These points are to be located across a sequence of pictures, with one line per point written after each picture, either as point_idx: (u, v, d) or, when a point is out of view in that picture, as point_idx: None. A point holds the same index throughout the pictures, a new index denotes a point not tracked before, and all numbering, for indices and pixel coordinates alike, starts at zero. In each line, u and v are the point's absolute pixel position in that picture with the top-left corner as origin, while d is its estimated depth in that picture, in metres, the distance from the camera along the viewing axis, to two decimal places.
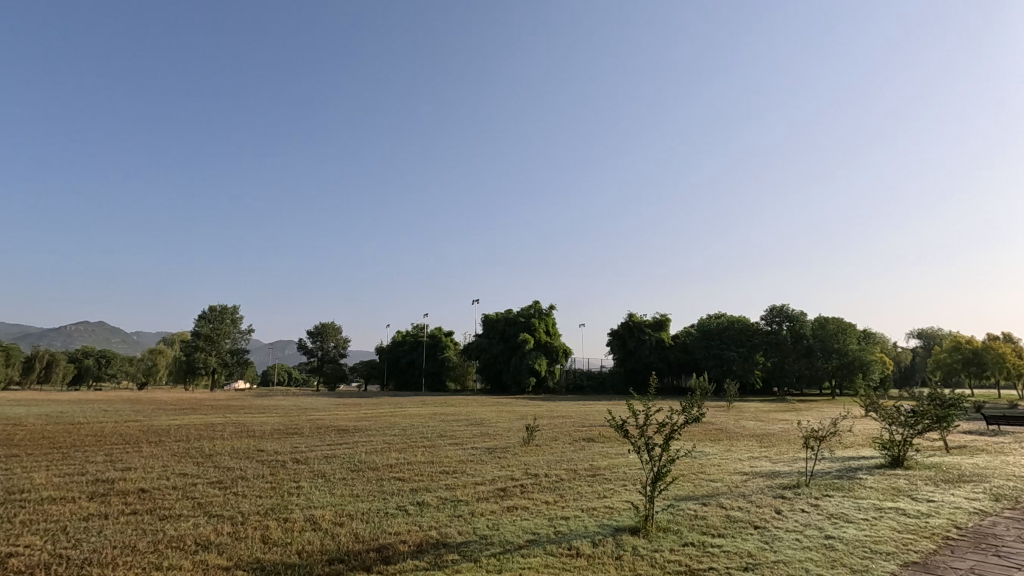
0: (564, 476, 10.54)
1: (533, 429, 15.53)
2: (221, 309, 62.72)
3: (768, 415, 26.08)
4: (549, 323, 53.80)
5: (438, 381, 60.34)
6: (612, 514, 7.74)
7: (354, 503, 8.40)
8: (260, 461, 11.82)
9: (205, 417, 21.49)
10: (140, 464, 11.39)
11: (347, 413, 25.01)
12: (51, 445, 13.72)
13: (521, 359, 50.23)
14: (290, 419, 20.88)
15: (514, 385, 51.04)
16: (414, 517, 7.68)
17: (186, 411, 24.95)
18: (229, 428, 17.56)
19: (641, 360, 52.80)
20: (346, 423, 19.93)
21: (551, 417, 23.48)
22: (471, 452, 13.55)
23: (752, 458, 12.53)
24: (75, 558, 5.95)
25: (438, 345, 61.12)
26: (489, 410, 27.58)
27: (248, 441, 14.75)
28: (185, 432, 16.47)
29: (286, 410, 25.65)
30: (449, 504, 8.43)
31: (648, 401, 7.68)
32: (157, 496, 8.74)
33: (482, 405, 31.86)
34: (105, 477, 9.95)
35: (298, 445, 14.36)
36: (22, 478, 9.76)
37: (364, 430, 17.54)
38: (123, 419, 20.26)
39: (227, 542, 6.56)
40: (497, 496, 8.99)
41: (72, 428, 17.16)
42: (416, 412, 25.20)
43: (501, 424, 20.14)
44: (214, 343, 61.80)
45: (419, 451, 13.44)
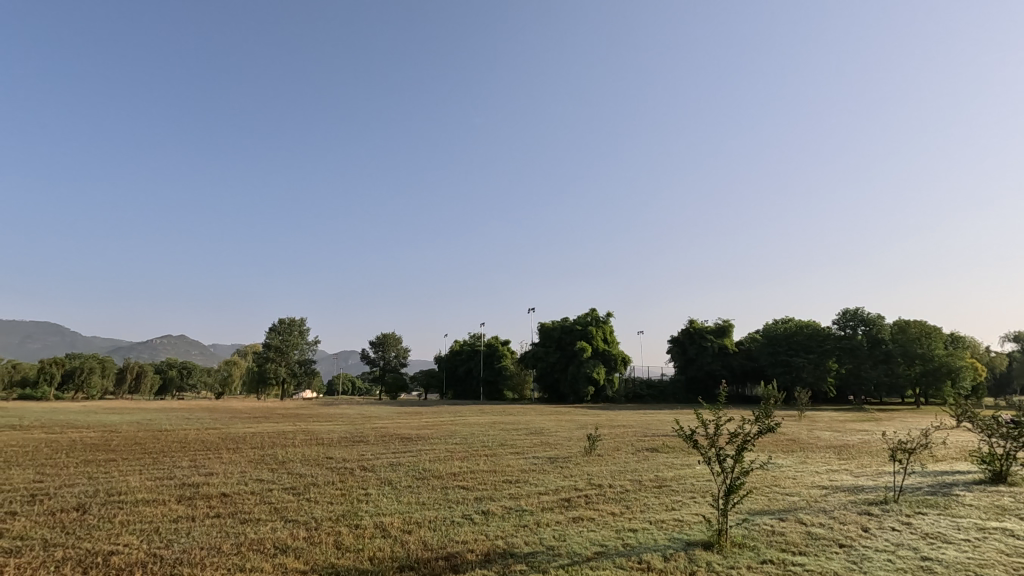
0: (630, 487, 10.28)
1: (595, 438, 15.28)
2: (290, 322, 65.72)
3: (846, 425, 24.48)
4: (606, 331, 53.15)
5: (496, 390, 60.67)
6: (683, 528, 7.47)
7: (420, 511, 8.52)
8: (330, 468, 12.24)
9: (276, 425, 22.48)
10: (221, 469, 12.07)
11: (409, 422, 25.55)
12: (142, 450, 14.80)
13: (579, 367, 49.73)
14: (355, 427, 21.56)
15: (572, 394, 50.52)
16: (481, 526, 7.72)
17: (259, 419, 26.19)
18: (300, 435, 18.36)
19: (702, 368, 50.99)
20: (408, 431, 20.35)
21: (612, 427, 23.06)
22: (533, 461, 13.49)
23: (831, 471, 11.80)
24: (168, 558, 6.34)
25: (495, 354, 61.57)
26: (548, 419, 27.45)
27: (318, 449, 15.33)
28: (260, 439, 17.34)
29: (351, 419, 26.50)
30: (514, 513, 8.41)
31: (718, 409, 7.29)
32: (237, 500, 9.21)
33: (541, 414, 31.81)
34: (191, 482, 10.58)
35: (365, 452, 14.79)
36: (120, 480, 10.58)
37: (426, 439, 17.82)
38: (205, 427, 21.65)
39: (303, 546, 6.81)
40: (562, 506, 8.89)
41: (160, 434, 18.42)
42: (476, 422, 25.40)
43: (562, 434, 19.94)
44: (283, 354, 64.69)
45: (482, 460, 13.54)
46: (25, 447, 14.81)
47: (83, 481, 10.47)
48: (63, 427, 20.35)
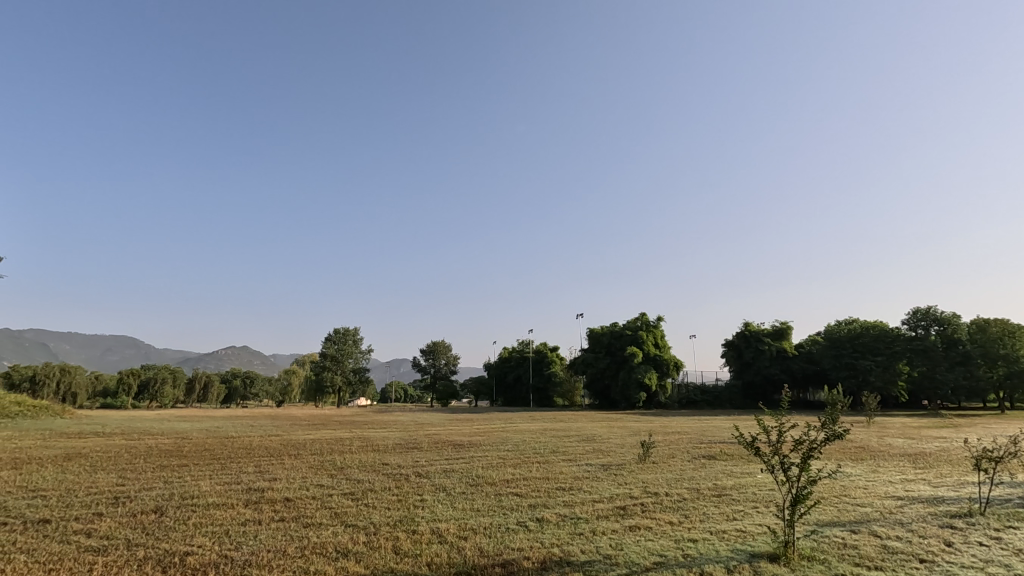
0: (687, 495, 9.99)
1: (650, 445, 14.95)
2: (345, 332, 67.71)
3: (921, 432, 22.95)
4: (657, 335, 52.15)
5: (546, 397, 60.43)
6: (746, 539, 7.19)
7: (475, 517, 8.57)
8: (386, 474, 12.50)
9: (334, 432, 23.21)
10: (284, 475, 12.53)
11: (461, 428, 25.83)
12: (211, 456, 15.61)
13: (630, 373, 48.88)
14: (409, 434, 21.94)
15: (623, 400, 49.66)
16: (536, 533, 7.67)
17: (318, 426, 27.11)
18: (357, 442, 18.88)
19: (760, 372, 49.12)
20: (461, 438, 20.56)
21: (666, 433, 22.56)
22: (586, 468, 13.32)
23: (906, 481, 11.06)
24: (238, 560, 6.62)
25: (544, 361, 61.45)
26: (600, 426, 27.10)
27: (374, 455, 15.71)
28: (320, 446, 17.95)
29: (404, 426, 27.02)
30: (569, 521, 8.32)
31: (782, 415, 6.97)
32: (299, 505, 9.53)
33: (592, 420, 31.44)
34: (256, 486, 11.05)
35: (419, 459, 15.04)
36: (192, 485, 11.16)
37: (478, 445, 17.96)
38: (268, 434, 22.61)
39: (363, 550, 6.97)
40: (617, 514, 8.72)
41: (227, 441, 19.36)
42: (527, 428, 25.40)
43: (615, 440, 19.62)
44: (339, 363, 66.76)
45: (535, 467, 13.49)
46: (107, 452, 15.88)
47: (160, 484, 11.13)
48: (141, 434, 21.70)
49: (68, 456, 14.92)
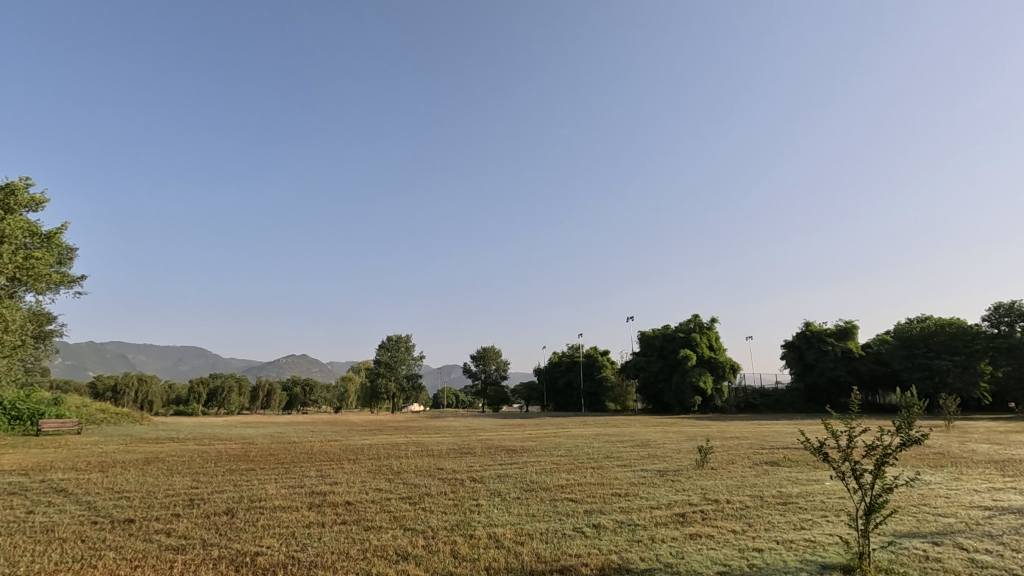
0: (750, 503, 9.60)
1: (707, 450, 14.50)
2: (397, 339, 69.24)
3: (1008, 437, 21.24)
4: (712, 338, 50.69)
5: (597, 402, 59.75)
6: (816, 549, 6.85)
7: (531, 523, 8.54)
8: (441, 479, 12.66)
9: (390, 437, 23.73)
10: (344, 479, 12.92)
11: (513, 434, 25.85)
12: (277, 460, 16.27)
13: (684, 376, 47.65)
14: (462, 439, 22.14)
15: (678, 405, 48.41)
16: (593, 540, 7.57)
17: (374, 432, 27.81)
18: (412, 447, 19.24)
19: (823, 374, 46.85)
20: (513, 443, 20.62)
21: (725, 438, 21.82)
22: (641, 474, 13.05)
23: (993, 490, 10.24)
24: (305, 561, 6.87)
25: (595, 365, 60.86)
26: (654, 431, 26.48)
27: (429, 460, 15.95)
28: (377, 451, 18.40)
29: (457, 431, 27.29)
30: (626, 527, 8.18)
31: (853, 419, 6.61)
32: (360, 508, 9.80)
33: (646, 426, 30.81)
34: (320, 490, 11.45)
35: (473, 464, 15.15)
36: (259, 488, 11.69)
37: (531, 451, 17.96)
38: (327, 439, 23.39)
39: (423, 554, 7.08)
40: (677, 521, 8.50)
41: (290, 446, 20.14)
42: (580, 434, 25.15)
43: (671, 446, 19.12)
44: (392, 369, 68.34)
45: (589, 473, 13.34)
46: (182, 457, 16.83)
47: (230, 488, 11.70)
48: (211, 440, 22.89)
49: (148, 460, 15.95)
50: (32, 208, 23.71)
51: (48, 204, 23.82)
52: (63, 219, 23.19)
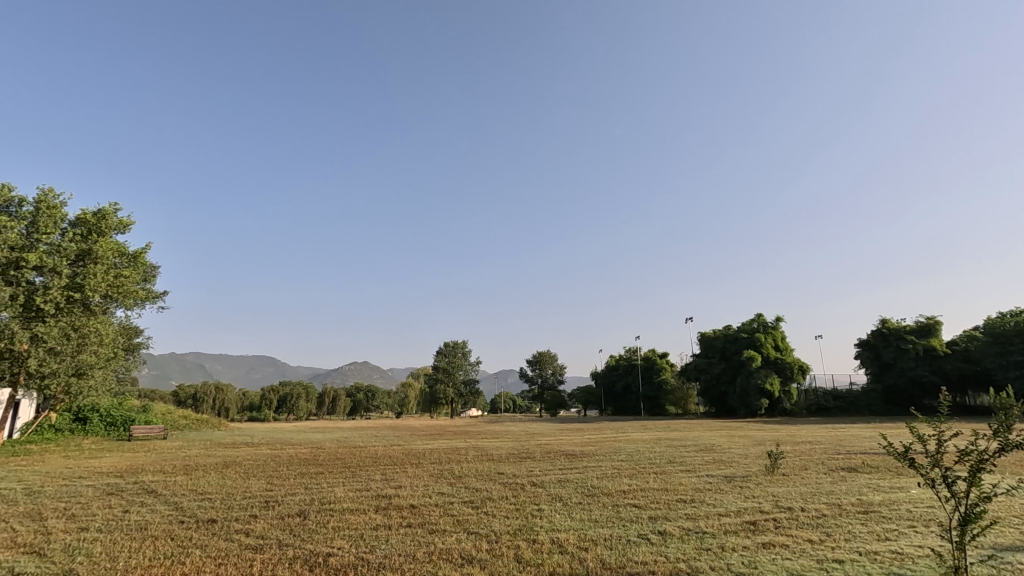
0: (827, 511, 9.07)
1: (777, 456, 13.86)
2: (454, 345, 70.35)
3: None
4: (777, 337, 48.53)
5: (657, 405, 58.42)
6: (904, 562, 6.40)
7: (595, 528, 8.44)
8: (502, 484, 12.72)
9: (450, 442, 24.07)
10: (408, 483, 13.21)
11: (572, 438, 25.64)
12: (343, 464, 16.89)
13: (748, 378, 45.85)
14: (521, 444, 22.14)
15: (743, 408, 46.56)
16: (659, 547, 7.39)
17: (435, 436, 28.34)
18: (472, 452, 19.45)
19: (903, 374, 43.88)
20: (572, 447, 20.46)
21: (796, 443, 20.78)
22: (707, 480, 12.62)
23: None
24: (374, 562, 7.08)
25: (653, 368, 59.58)
26: (719, 435, 25.57)
27: (489, 465, 16.09)
28: (438, 455, 18.73)
29: (516, 436, 27.37)
30: (694, 535, 7.93)
31: (943, 424, 6.11)
32: (424, 512, 9.99)
33: (710, 430, 29.82)
34: (385, 493, 11.78)
35: (533, 468, 15.15)
36: (329, 491, 12.16)
37: (591, 455, 17.76)
38: (390, 444, 24.02)
39: (487, 558, 7.12)
40: (748, 530, 8.15)
41: (355, 451, 20.82)
42: (641, 438, 24.61)
43: (738, 451, 18.39)
44: (450, 375, 69.42)
45: (651, 478, 13.04)
46: (257, 461, 17.76)
47: (302, 490, 12.21)
48: (283, 444, 23.99)
49: (227, 464, 16.93)
50: (120, 231, 25.75)
51: (133, 226, 25.79)
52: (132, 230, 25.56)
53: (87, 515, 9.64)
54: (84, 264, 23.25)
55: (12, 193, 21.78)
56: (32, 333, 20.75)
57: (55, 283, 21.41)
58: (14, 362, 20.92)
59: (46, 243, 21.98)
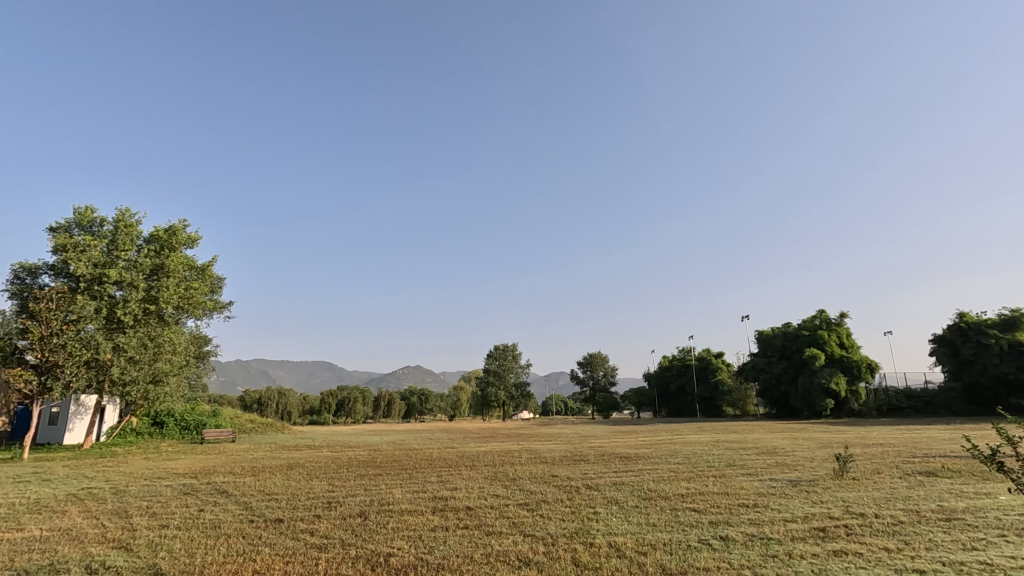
0: (905, 518, 8.53)
1: (846, 458, 13.13)
2: (504, 347, 70.60)
3: None
4: (843, 335, 46.22)
5: (714, 407, 56.71)
6: None
7: (653, 532, 8.28)
8: (557, 486, 12.65)
9: (504, 444, 24.18)
10: (464, 485, 13.36)
11: (627, 440, 25.18)
12: (400, 466, 17.28)
13: (812, 378, 43.81)
14: (574, 446, 22.01)
15: (806, 409, 44.49)
16: (722, 553, 7.15)
17: (488, 439, 28.49)
18: (526, 454, 19.46)
19: (986, 371, 40.78)
20: (627, 450, 20.16)
21: (867, 445, 19.65)
22: (770, 484, 12.10)
23: None
24: (433, 563, 7.20)
25: (709, 368, 57.91)
26: (782, 437, 24.48)
27: (543, 467, 16.09)
28: (492, 457, 18.89)
29: (569, 438, 27.13)
30: (759, 541, 7.63)
31: None
32: (480, 514, 10.08)
33: (771, 432, 28.71)
34: (441, 495, 11.95)
35: (587, 471, 15.01)
36: (388, 492, 12.48)
37: (646, 458, 17.42)
38: (444, 446, 24.34)
39: (545, 561, 7.11)
40: (817, 536, 7.77)
41: (411, 452, 21.27)
42: (698, 440, 23.89)
43: (802, 453, 17.60)
44: (501, 378, 69.86)
45: (711, 482, 12.65)
46: (320, 463, 18.46)
47: (361, 492, 12.57)
48: (342, 447, 24.74)
49: (292, 466, 17.65)
50: (189, 245, 27.40)
51: (201, 241, 27.43)
52: (196, 240, 27.23)
53: (167, 513, 10.26)
54: (158, 277, 24.89)
55: (94, 214, 23.57)
56: (114, 343, 22.34)
57: (133, 296, 23.11)
58: (99, 370, 22.10)
59: (125, 259, 23.65)
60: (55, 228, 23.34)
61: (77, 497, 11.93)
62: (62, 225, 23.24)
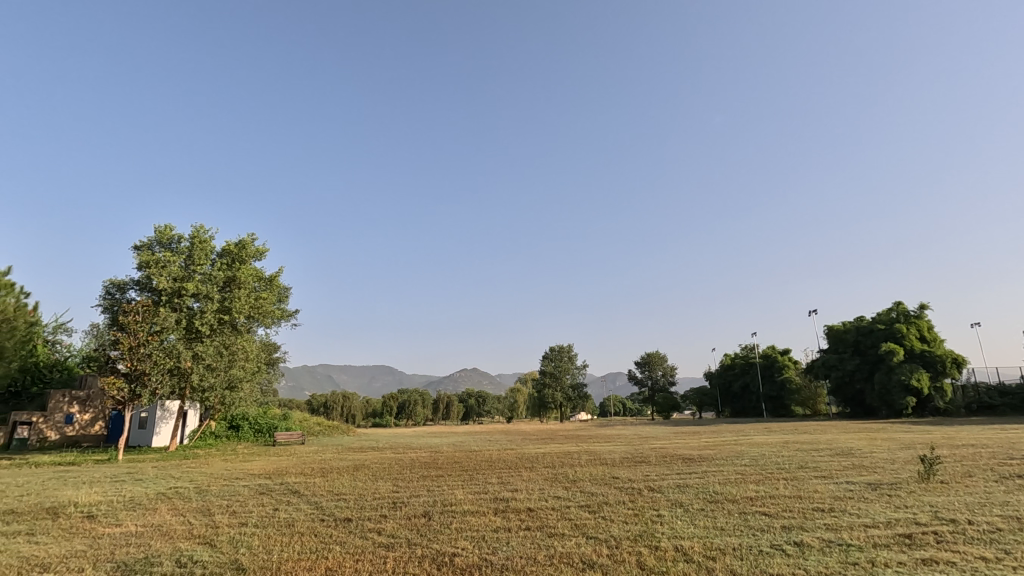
0: (1002, 525, 7.86)
1: (931, 460, 12.26)
2: (560, 348, 70.31)
3: None
4: (923, 327, 43.25)
5: (781, 406, 54.24)
6: None
7: (721, 536, 8.01)
8: (619, 488, 12.46)
9: (563, 446, 24.14)
10: (524, 486, 13.39)
11: (689, 441, 24.55)
12: (461, 467, 17.56)
13: (889, 375, 41.16)
14: (634, 448, 21.69)
15: (885, 408, 41.82)
16: (798, 559, 6.82)
17: (547, 440, 28.56)
18: (585, 456, 19.33)
19: None
20: (690, 452, 19.64)
21: (953, 446, 18.31)
22: (847, 487, 11.44)
23: None
24: (497, 563, 7.25)
25: (775, 366, 55.52)
26: (859, 438, 23.14)
27: (604, 469, 15.90)
28: (552, 459, 18.87)
29: (628, 439, 26.82)
30: (837, 548, 7.22)
31: None
32: (542, 515, 10.09)
33: (845, 432, 27.23)
34: (502, 496, 12.04)
35: (649, 473, 14.72)
36: (450, 493, 12.69)
37: (710, 460, 16.89)
38: (503, 447, 24.58)
39: (609, 563, 7.02)
40: (902, 544, 7.27)
41: (470, 454, 21.56)
42: (765, 441, 22.98)
43: (881, 454, 16.60)
44: (557, 379, 69.62)
45: (782, 485, 12.09)
46: (384, 464, 19.03)
47: (425, 492, 12.85)
48: (404, 448, 25.44)
49: (358, 467, 18.31)
50: (258, 257, 28.86)
51: (268, 253, 28.87)
52: (264, 253, 28.70)
53: (245, 512, 10.86)
54: (230, 289, 26.43)
55: (173, 232, 25.27)
56: (193, 352, 23.83)
57: (208, 307, 24.61)
58: (181, 378, 23.58)
59: (200, 272, 25.26)
60: (139, 246, 25.17)
61: (166, 495, 12.83)
62: (145, 243, 25.05)
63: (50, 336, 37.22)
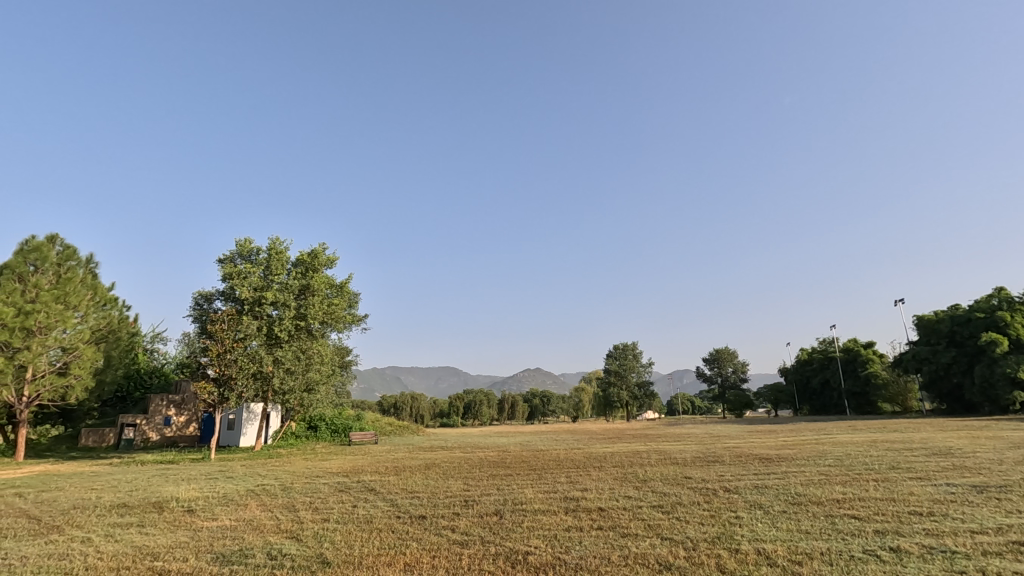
0: None
1: None
2: (624, 347, 69.22)
3: None
4: None
5: (866, 403, 50.92)
6: None
7: (807, 540, 7.60)
8: (692, 488, 12.08)
9: (631, 445, 23.75)
10: (594, 486, 13.24)
11: (766, 440, 23.50)
12: (529, 466, 17.62)
13: (991, 368, 37.65)
14: (706, 446, 21.02)
15: (988, 403, 38.26)
16: (895, 567, 6.35)
17: (614, 439, 28.24)
18: (655, 455, 18.91)
19: None
20: (766, 451, 18.77)
21: None
22: (948, 490, 10.54)
23: None
24: (570, 562, 7.24)
25: (857, 360, 52.23)
26: (958, 437, 21.35)
27: (675, 468, 15.48)
28: (620, 458, 18.59)
29: (700, 439, 25.99)
30: (939, 554, 6.68)
31: None
32: (614, 515, 9.97)
33: (942, 431, 25.18)
34: (572, 496, 11.97)
35: (723, 473, 14.19)
36: (519, 492, 12.76)
37: (790, 459, 16.05)
38: (570, 447, 24.48)
39: (687, 565, 6.83)
40: (1016, 552, 6.62)
41: (537, 454, 21.60)
42: (851, 440, 21.60)
43: (984, 454, 15.24)
44: (622, 378, 68.51)
45: (872, 486, 11.33)
46: (453, 463, 19.41)
47: (494, 491, 13.00)
48: (472, 447, 25.85)
49: (429, 465, 18.83)
50: (329, 266, 30.26)
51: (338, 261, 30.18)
52: (333, 260, 29.99)
53: (326, 508, 11.39)
54: (305, 296, 27.84)
55: (252, 244, 26.91)
56: (274, 356, 25.28)
57: (286, 314, 26.01)
58: (264, 381, 25.00)
59: (278, 281, 26.76)
60: (223, 259, 26.99)
61: (255, 492, 13.70)
62: (228, 256, 26.87)
63: (149, 346, 40.62)
